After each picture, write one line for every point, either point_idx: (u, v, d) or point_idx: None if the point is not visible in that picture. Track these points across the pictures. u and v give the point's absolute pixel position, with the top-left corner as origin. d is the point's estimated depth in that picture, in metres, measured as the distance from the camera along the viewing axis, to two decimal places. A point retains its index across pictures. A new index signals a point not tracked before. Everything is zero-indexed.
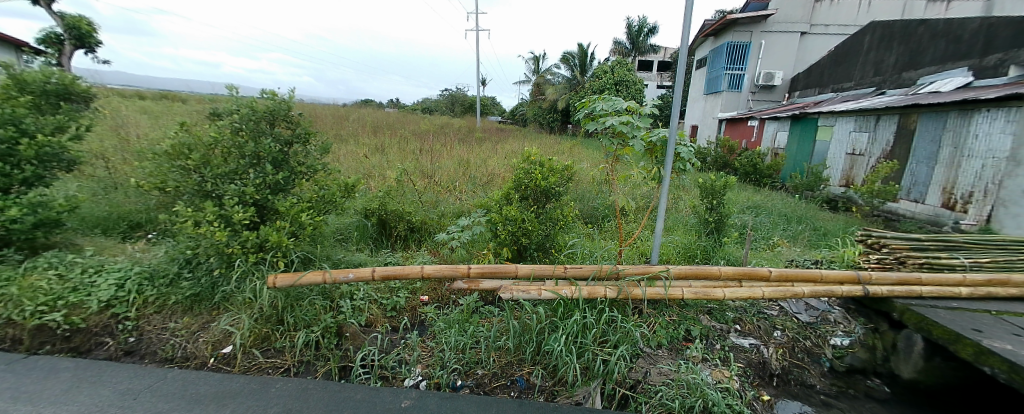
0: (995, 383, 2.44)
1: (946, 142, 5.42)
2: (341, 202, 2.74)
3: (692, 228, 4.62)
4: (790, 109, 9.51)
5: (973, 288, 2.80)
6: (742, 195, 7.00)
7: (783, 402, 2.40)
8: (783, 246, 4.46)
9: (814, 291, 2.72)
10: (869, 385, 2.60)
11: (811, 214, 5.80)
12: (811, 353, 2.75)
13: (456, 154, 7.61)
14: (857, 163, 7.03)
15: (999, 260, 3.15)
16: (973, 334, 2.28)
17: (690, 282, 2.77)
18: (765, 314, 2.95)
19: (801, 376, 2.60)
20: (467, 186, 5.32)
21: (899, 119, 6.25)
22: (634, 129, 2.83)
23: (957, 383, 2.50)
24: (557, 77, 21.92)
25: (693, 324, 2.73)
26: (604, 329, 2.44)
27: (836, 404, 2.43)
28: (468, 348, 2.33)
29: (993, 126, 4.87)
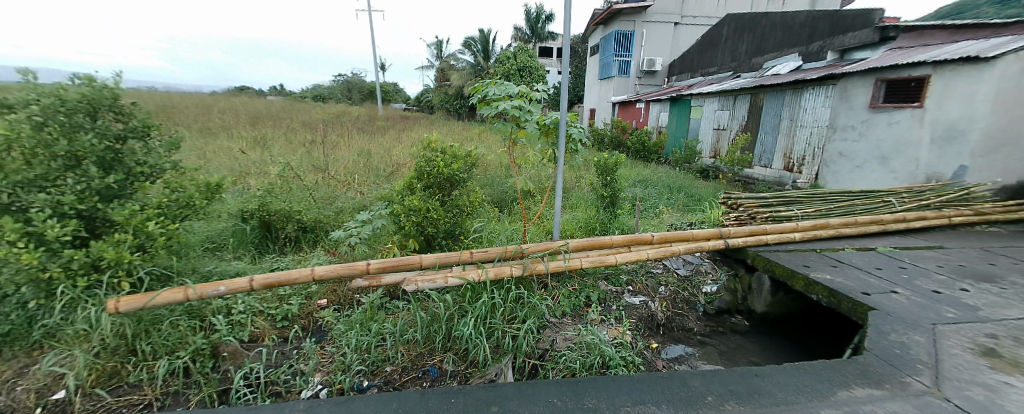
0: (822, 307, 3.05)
1: (785, 115, 6.55)
2: (202, 204, 2.37)
3: (591, 204, 4.95)
4: (669, 92, 10.66)
5: (803, 232, 3.44)
6: (634, 170, 7.69)
7: (669, 347, 2.76)
8: (668, 213, 5.01)
9: (687, 248, 3.12)
10: (734, 322, 3.11)
11: (689, 183, 6.61)
12: (689, 301, 3.17)
13: (355, 145, 7.07)
14: (722, 137, 8.15)
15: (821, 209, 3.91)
16: (803, 270, 2.80)
17: (587, 252, 2.97)
18: (652, 274, 3.32)
19: (682, 322, 2.99)
20: (368, 179, 5.00)
21: (750, 98, 7.38)
22: (527, 113, 2.88)
23: (796, 311, 3.05)
24: (461, 63, 21.63)
25: (592, 290, 2.95)
26: (512, 307, 2.51)
27: (709, 342, 2.85)
28: (373, 347, 2.21)
29: (817, 100, 5.97)
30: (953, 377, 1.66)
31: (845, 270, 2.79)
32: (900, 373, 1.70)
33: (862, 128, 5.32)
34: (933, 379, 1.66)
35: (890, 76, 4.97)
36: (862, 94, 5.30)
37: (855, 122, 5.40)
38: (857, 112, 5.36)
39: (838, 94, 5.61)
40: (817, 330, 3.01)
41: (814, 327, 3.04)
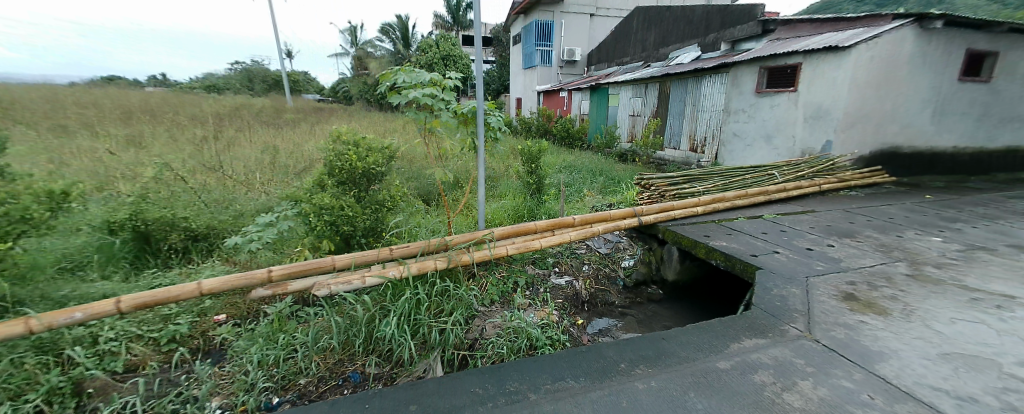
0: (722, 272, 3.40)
1: (688, 101, 7.17)
2: (45, 217, 1.99)
3: (518, 192, 4.99)
4: (587, 81, 11.10)
5: (705, 206, 3.80)
6: (559, 156, 7.92)
7: (594, 322, 2.88)
8: (591, 196, 5.23)
9: (607, 227, 3.28)
10: (650, 292, 3.34)
11: (609, 166, 6.97)
12: (610, 277, 3.35)
13: (261, 141, 6.39)
14: (636, 122, 8.69)
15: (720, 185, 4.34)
16: (704, 239, 3.09)
17: (513, 239, 2.98)
18: (576, 254, 3.45)
19: (604, 297, 3.15)
20: (277, 177, 4.53)
21: (658, 86, 7.95)
22: (439, 101, 2.76)
23: (701, 277, 3.37)
24: (380, 51, 20.52)
25: (519, 275, 2.98)
26: (438, 300, 2.45)
27: (630, 313, 3.03)
28: (283, 360, 2.02)
29: (713, 87, 6.62)
30: (820, 320, 1.93)
31: (738, 237, 3.13)
32: (780, 323, 1.94)
33: (750, 110, 5.98)
34: (805, 324, 1.91)
35: (771, 64, 5.63)
36: (748, 80, 5.96)
37: (744, 106, 6.06)
38: (746, 97, 6.02)
39: (730, 81, 6.27)
40: (719, 292, 3.34)
41: (716, 290, 3.38)
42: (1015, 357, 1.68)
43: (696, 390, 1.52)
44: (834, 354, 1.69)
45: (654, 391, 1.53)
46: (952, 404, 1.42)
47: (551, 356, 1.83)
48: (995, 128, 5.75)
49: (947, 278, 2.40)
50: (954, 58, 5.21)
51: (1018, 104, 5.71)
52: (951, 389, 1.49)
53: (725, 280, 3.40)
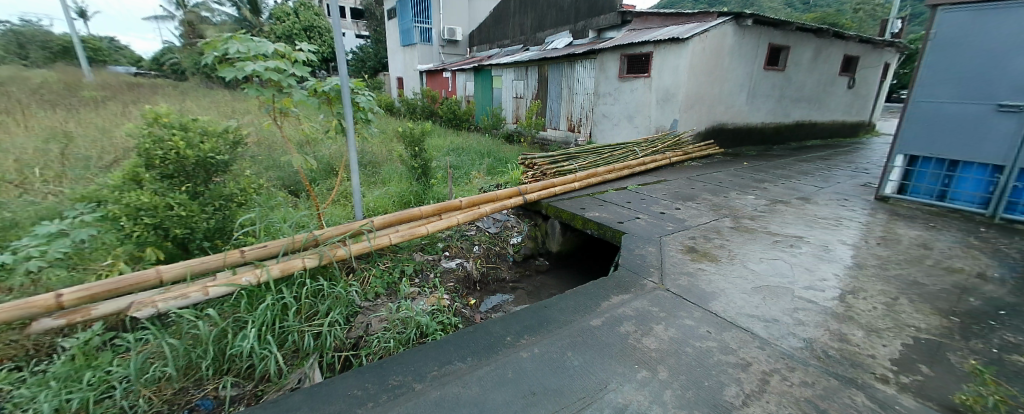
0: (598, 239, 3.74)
1: (563, 84, 7.61)
2: None
3: (403, 176, 4.74)
4: (470, 62, 10.99)
5: (582, 182, 4.11)
6: (445, 139, 7.76)
7: (486, 300, 2.94)
8: (479, 177, 5.22)
9: (493, 208, 3.31)
10: (537, 263, 3.52)
11: (496, 147, 7.07)
12: (500, 254, 3.44)
13: (50, 127, 4.88)
14: (520, 103, 8.93)
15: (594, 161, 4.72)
16: (581, 211, 3.34)
17: (396, 227, 2.82)
18: (466, 236, 3.43)
19: (496, 274, 3.22)
20: (77, 174, 3.51)
21: (538, 70, 8.13)
22: (288, 76, 2.39)
23: (581, 245, 3.66)
24: (224, 18, 17.29)
25: (407, 263, 2.83)
26: (310, 302, 2.20)
27: (520, 286, 3.16)
28: (97, 402, 1.60)
29: (584, 71, 7.12)
30: (670, 272, 2.24)
31: (609, 207, 3.45)
32: (642, 278, 2.19)
33: (616, 94, 6.60)
34: (659, 277, 2.20)
35: (629, 52, 6.27)
36: (612, 66, 6.56)
37: (610, 89, 6.67)
38: (611, 81, 6.64)
39: (596, 67, 6.84)
40: (598, 257, 3.65)
41: (595, 256, 3.70)
42: (798, 283, 2.18)
43: (573, 349, 1.63)
44: (681, 299, 1.98)
45: (536, 357, 1.60)
46: (760, 326, 1.78)
47: (439, 341, 1.78)
48: (787, 108, 7.34)
49: (758, 227, 2.99)
50: (759, 51, 6.43)
51: (800, 89, 7.36)
52: (760, 314, 1.87)
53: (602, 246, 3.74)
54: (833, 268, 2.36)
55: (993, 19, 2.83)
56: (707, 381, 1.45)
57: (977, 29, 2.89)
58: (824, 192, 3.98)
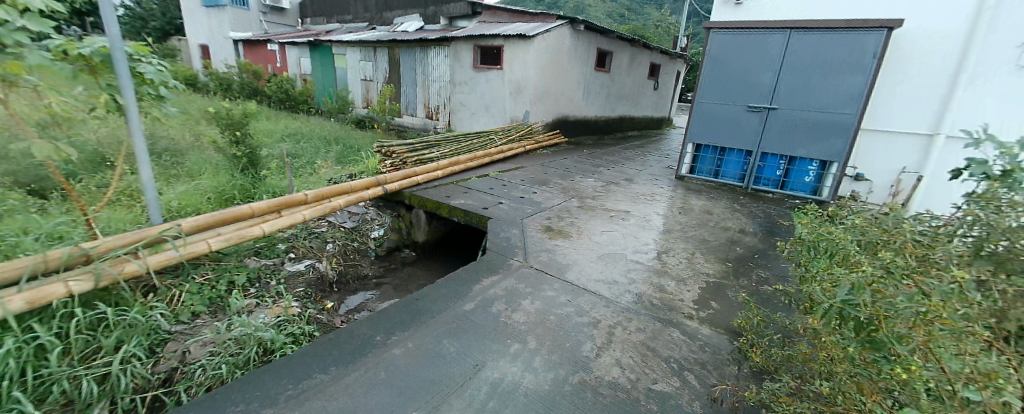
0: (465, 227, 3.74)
1: (417, 69, 7.31)
2: None
3: (221, 167, 3.87)
4: (304, 36, 9.58)
5: (444, 170, 4.05)
6: (278, 123, 6.67)
7: (347, 301, 2.63)
8: (326, 167, 4.65)
9: (347, 202, 3.03)
10: (403, 255, 3.34)
11: (343, 134, 6.40)
12: (359, 251, 3.10)
13: None
14: (371, 87, 8.27)
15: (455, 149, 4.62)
16: (445, 200, 3.28)
17: (218, 231, 2.30)
18: (316, 234, 3.01)
19: (356, 272, 2.92)
20: None
21: (387, 52, 7.65)
22: (15, 31, 1.66)
23: (449, 233, 3.61)
24: None
25: (237, 272, 2.33)
26: (86, 338, 1.63)
27: (385, 281, 2.95)
28: None
29: (438, 58, 6.96)
30: (532, 250, 2.40)
31: (472, 194, 3.47)
32: (507, 259, 2.28)
33: (471, 83, 6.70)
34: (523, 255, 2.33)
35: (482, 44, 6.42)
36: (466, 56, 6.61)
37: (466, 79, 6.73)
38: (465, 70, 6.68)
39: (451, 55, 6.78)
40: (464, 244, 3.66)
41: (462, 242, 3.69)
42: (630, 248, 2.60)
43: (449, 337, 1.61)
44: (542, 274, 2.14)
45: (412, 352, 1.52)
46: (606, 288, 2.07)
47: (294, 354, 1.53)
48: (613, 104, 8.62)
49: (598, 205, 3.45)
50: (590, 53, 7.35)
51: (621, 88, 8.72)
52: (605, 278, 2.17)
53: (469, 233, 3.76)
54: (653, 234, 2.89)
55: (745, 42, 3.80)
56: (569, 342, 1.62)
57: (735, 49, 3.85)
58: (642, 174, 4.82)
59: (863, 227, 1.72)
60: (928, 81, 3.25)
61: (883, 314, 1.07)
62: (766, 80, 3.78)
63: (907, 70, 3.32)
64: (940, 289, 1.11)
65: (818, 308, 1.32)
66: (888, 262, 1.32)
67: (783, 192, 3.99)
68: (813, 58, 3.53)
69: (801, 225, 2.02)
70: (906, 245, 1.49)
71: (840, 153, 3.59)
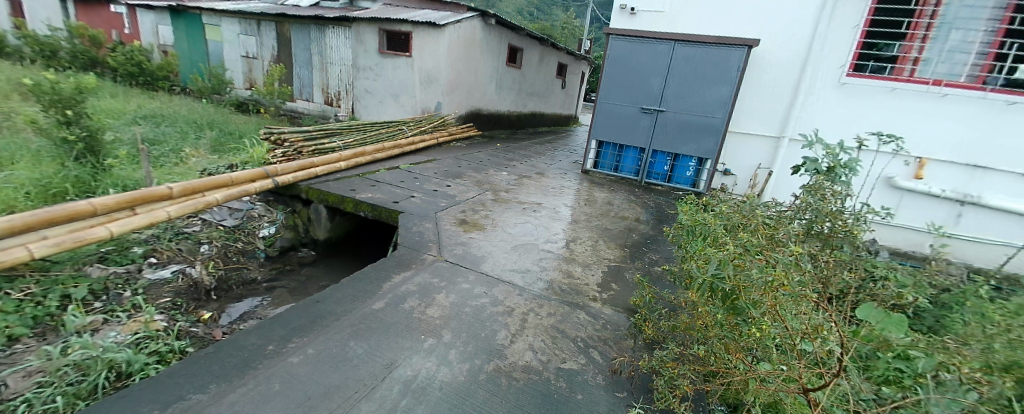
0: (373, 222, 3.50)
1: (313, 50, 6.62)
2: None
3: (44, 154, 3.06)
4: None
5: (348, 161, 3.76)
6: (132, 103, 5.52)
7: (228, 311, 2.25)
8: (198, 155, 3.96)
9: (227, 195, 2.66)
10: (301, 256, 2.99)
11: (221, 118, 5.55)
12: (245, 252, 2.69)
13: None
14: (253, 65, 7.24)
15: (359, 140, 4.26)
16: (349, 193, 3.02)
17: (44, 232, 1.83)
18: (187, 234, 2.54)
19: (241, 276, 2.53)
20: None
21: (275, 27, 6.78)
22: None
23: (353, 229, 3.35)
24: None
25: (74, 283, 1.87)
26: None
27: (279, 284, 2.61)
28: None
29: (337, 39, 6.39)
30: (446, 244, 2.35)
31: (380, 187, 3.26)
32: (420, 253, 2.20)
33: (377, 69, 6.30)
34: (437, 249, 2.26)
35: (388, 27, 6.05)
36: (371, 40, 6.19)
37: (371, 64, 6.31)
38: (371, 54, 6.26)
39: (353, 37, 6.27)
40: (372, 240, 3.43)
41: (369, 239, 3.45)
42: (542, 238, 2.70)
43: (356, 338, 1.49)
44: (457, 266, 2.11)
45: (312, 359, 1.38)
46: (519, 278, 2.11)
47: (158, 375, 1.28)
48: (524, 100, 8.85)
49: (512, 198, 3.52)
50: (502, 49, 7.43)
51: (532, 85, 8.98)
52: (518, 268, 2.22)
53: (377, 229, 3.53)
54: (563, 225, 3.04)
55: (641, 48, 4.17)
56: (484, 332, 1.62)
57: (631, 55, 4.22)
58: (552, 168, 5.04)
59: (729, 212, 2.02)
60: (777, 89, 3.85)
61: (742, 285, 1.25)
62: (657, 84, 4.20)
63: (763, 82, 3.90)
64: (781, 262, 1.38)
65: (693, 282, 1.50)
66: (745, 241, 1.57)
67: (671, 185, 4.48)
68: (692, 66, 4.01)
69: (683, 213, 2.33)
70: (759, 227, 1.80)
71: (711, 151, 4.15)
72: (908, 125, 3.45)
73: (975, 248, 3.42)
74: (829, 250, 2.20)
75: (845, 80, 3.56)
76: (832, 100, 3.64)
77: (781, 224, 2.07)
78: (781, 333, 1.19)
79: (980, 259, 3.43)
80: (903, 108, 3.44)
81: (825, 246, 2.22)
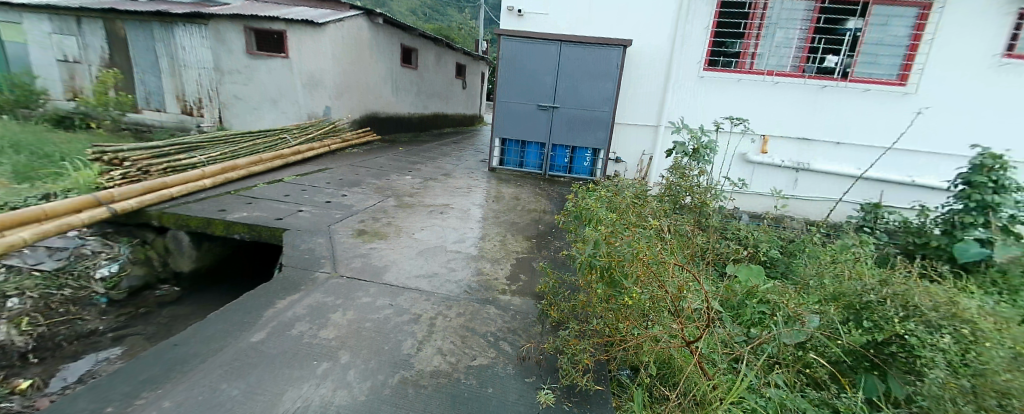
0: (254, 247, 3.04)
1: (161, 52, 5.65)
2: None
3: None
4: None
5: (212, 178, 3.27)
6: None
7: (59, 374, 1.80)
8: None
9: (36, 233, 2.14)
10: (159, 295, 2.47)
11: (38, 138, 4.45)
12: (75, 301, 2.13)
13: None
14: (75, 72, 5.95)
15: (227, 153, 3.71)
16: (219, 214, 2.63)
17: None
18: None
19: (73, 329, 2.03)
20: None
21: (104, 24, 5.66)
22: None
23: (229, 256, 2.86)
24: None
25: None
26: None
27: (131, 333, 2.11)
28: None
29: (192, 39, 5.54)
30: (342, 258, 2.18)
31: (259, 204, 2.90)
32: (311, 272, 2.00)
33: (247, 72, 5.60)
34: (331, 265, 2.08)
35: (255, 26, 5.41)
36: (235, 40, 5.47)
37: (239, 67, 5.59)
38: (236, 56, 5.54)
39: (212, 37, 5.49)
40: (253, 266, 3.00)
41: (251, 264, 3.01)
42: (450, 240, 2.65)
43: (231, 378, 1.30)
44: (355, 281, 1.96)
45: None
46: (425, 282, 2.04)
47: None
48: (425, 101, 8.67)
49: (416, 202, 3.40)
50: (394, 49, 7.16)
51: (431, 86, 8.82)
52: (424, 272, 2.14)
53: (259, 254, 3.07)
54: (471, 224, 3.02)
55: (528, 48, 4.33)
56: (387, 345, 1.53)
57: (520, 54, 4.35)
58: (459, 168, 4.99)
59: (608, 197, 2.19)
60: (650, 81, 4.27)
61: (617, 259, 1.50)
62: (548, 81, 4.40)
63: (639, 75, 4.28)
64: (644, 236, 1.65)
65: (580, 265, 1.67)
66: (617, 220, 1.75)
67: (572, 176, 4.71)
68: (576, 62, 4.27)
69: (572, 200, 2.44)
70: (629, 207, 2.03)
71: (602, 141, 4.47)
72: (752, 108, 4.07)
73: (808, 204, 4.19)
74: (678, 220, 2.61)
75: (703, 73, 4.08)
76: (694, 91, 4.14)
77: (643, 200, 2.37)
78: (649, 294, 1.47)
79: (813, 212, 4.21)
80: (747, 94, 4.04)
81: (679, 217, 2.64)
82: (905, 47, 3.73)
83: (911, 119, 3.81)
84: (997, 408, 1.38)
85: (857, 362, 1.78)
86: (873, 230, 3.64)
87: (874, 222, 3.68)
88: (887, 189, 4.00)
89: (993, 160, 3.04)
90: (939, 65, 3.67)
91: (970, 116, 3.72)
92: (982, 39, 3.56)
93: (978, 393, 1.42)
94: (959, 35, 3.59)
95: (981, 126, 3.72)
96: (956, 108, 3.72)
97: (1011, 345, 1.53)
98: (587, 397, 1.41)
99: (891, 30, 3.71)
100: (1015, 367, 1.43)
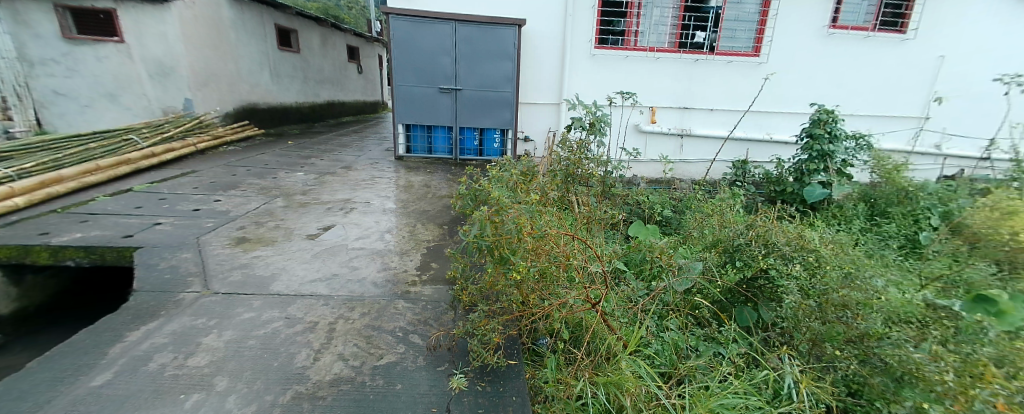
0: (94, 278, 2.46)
1: None
2: None
3: None
4: None
5: (27, 195, 2.62)
6: None
7: None
8: None
9: None
10: None
11: None
12: None
13: None
14: None
15: (46, 162, 3.01)
16: (39, 239, 2.13)
17: None
18: None
19: None
20: None
21: None
22: None
23: (60, 292, 2.32)
24: None
25: None
26: None
27: None
28: None
29: None
30: (216, 273, 1.90)
31: (100, 221, 2.40)
32: (174, 294, 1.71)
33: (68, 62, 4.46)
34: (203, 283, 1.81)
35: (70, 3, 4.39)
36: (43, 20, 4.31)
37: (55, 56, 4.41)
38: (49, 42, 4.37)
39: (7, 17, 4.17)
40: (95, 299, 2.43)
41: (91, 298, 2.43)
42: (351, 237, 2.46)
43: None
44: (233, 296, 1.72)
45: None
46: (323, 286, 1.87)
47: None
48: (315, 89, 7.94)
49: (311, 200, 3.10)
50: (266, 30, 6.39)
51: (319, 71, 8.08)
52: (321, 275, 1.96)
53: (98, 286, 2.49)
54: (376, 217, 2.84)
55: (416, 28, 4.12)
56: (277, 361, 1.37)
57: (411, 34, 4.14)
58: (361, 159, 4.66)
59: (503, 174, 2.19)
60: (543, 58, 4.35)
61: (504, 238, 1.43)
62: (442, 63, 4.26)
63: (534, 54, 4.33)
64: (528, 210, 1.63)
65: (472, 246, 1.56)
66: (508, 195, 1.72)
67: (483, 158, 4.68)
68: (467, 41, 4.18)
69: (465, 183, 2.28)
70: (513, 181, 2.08)
71: (507, 121, 4.49)
72: (639, 81, 4.37)
73: (692, 166, 4.69)
74: (563, 191, 2.83)
75: (594, 51, 4.28)
76: (587, 68, 4.33)
77: (531, 178, 2.46)
78: (539, 267, 1.51)
79: (696, 172, 4.73)
80: (633, 68, 4.33)
81: (563, 189, 2.86)
82: (756, 22, 4.27)
83: (760, 85, 4.41)
84: (839, 319, 1.63)
85: (734, 298, 2.03)
86: (743, 184, 4.08)
87: (743, 177, 4.12)
88: (751, 146, 4.62)
89: (827, 116, 3.65)
90: (783, 36, 4.26)
91: (805, 81, 4.42)
92: (809, 14, 4.20)
93: (822, 309, 1.67)
94: (795, 11, 4.19)
95: (814, 88, 4.44)
96: (795, 74, 4.39)
97: (843, 266, 1.84)
98: (500, 374, 1.41)
99: (745, 7, 4.21)
100: (845, 284, 1.70)
